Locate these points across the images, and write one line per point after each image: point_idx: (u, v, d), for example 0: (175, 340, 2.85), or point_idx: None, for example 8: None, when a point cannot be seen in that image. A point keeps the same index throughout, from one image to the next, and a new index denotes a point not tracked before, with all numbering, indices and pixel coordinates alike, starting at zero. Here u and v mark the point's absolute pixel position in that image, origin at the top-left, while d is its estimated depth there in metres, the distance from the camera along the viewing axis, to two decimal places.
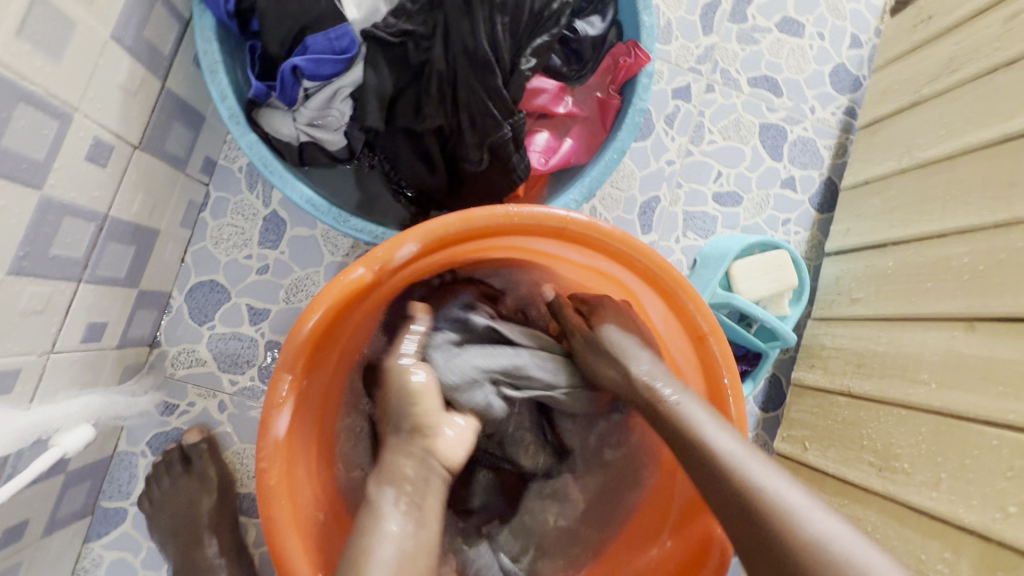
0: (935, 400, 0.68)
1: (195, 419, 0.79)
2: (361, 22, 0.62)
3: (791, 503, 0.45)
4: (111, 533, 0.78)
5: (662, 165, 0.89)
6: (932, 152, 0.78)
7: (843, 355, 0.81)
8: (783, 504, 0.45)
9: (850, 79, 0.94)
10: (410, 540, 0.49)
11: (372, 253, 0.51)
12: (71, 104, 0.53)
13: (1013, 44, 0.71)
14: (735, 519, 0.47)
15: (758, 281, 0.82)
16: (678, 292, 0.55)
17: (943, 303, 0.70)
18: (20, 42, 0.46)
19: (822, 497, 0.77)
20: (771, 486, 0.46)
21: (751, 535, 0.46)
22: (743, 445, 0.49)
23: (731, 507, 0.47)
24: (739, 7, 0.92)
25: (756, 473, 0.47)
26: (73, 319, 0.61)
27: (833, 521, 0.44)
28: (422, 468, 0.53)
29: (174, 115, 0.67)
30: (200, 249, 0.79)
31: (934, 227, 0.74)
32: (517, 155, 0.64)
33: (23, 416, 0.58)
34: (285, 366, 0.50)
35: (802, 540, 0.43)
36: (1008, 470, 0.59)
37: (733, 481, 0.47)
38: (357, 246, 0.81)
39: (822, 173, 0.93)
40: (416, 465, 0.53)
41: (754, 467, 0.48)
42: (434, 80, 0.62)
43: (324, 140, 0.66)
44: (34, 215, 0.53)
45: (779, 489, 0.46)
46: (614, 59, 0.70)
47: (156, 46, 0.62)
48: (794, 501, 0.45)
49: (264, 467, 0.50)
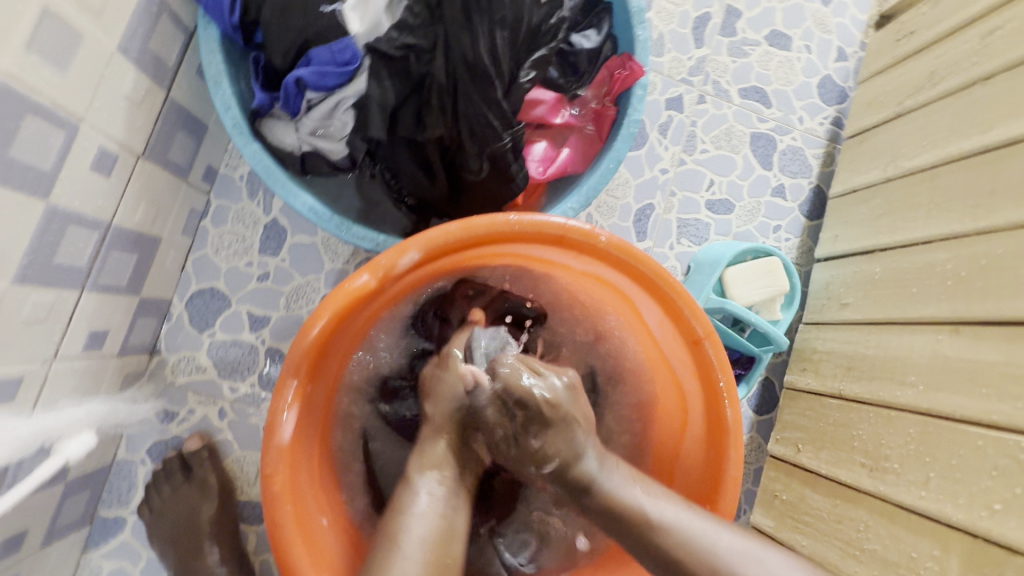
0: (922, 401, 0.70)
1: (195, 426, 0.79)
2: (363, 35, 0.64)
3: (693, 524, 0.50)
4: (109, 543, 0.77)
5: (656, 174, 0.91)
6: (916, 162, 0.80)
7: (834, 359, 0.83)
8: (693, 533, 0.50)
9: (837, 91, 0.97)
10: (440, 515, 0.56)
11: (376, 260, 0.52)
12: (77, 115, 0.54)
13: (991, 58, 0.74)
14: (652, 559, 0.50)
15: (751, 287, 0.84)
16: (674, 298, 0.56)
17: (929, 307, 0.72)
18: (29, 55, 0.47)
19: (816, 498, 0.79)
20: (680, 520, 0.50)
21: (667, 567, 0.50)
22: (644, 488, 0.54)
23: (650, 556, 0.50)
24: (729, 21, 0.95)
25: (668, 512, 0.51)
26: (75, 327, 0.62)
27: (733, 535, 0.50)
28: (461, 453, 0.63)
29: (177, 124, 0.68)
30: (201, 256, 0.79)
31: (919, 234, 0.77)
32: (516, 164, 0.66)
33: (24, 425, 0.58)
34: (290, 372, 0.51)
35: (714, 560, 0.48)
36: (992, 469, 0.61)
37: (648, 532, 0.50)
38: (357, 254, 0.81)
39: (811, 181, 0.95)
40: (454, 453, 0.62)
41: (667, 508, 0.51)
42: (436, 91, 0.64)
43: (325, 150, 0.67)
44: (39, 224, 0.53)
45: (685, 521, 0.50)
46: (610, 71, 0.72)
47: (161, 57, 0.62)
48: (698, 528, 0.50)
49: (270, 473, 0.50)
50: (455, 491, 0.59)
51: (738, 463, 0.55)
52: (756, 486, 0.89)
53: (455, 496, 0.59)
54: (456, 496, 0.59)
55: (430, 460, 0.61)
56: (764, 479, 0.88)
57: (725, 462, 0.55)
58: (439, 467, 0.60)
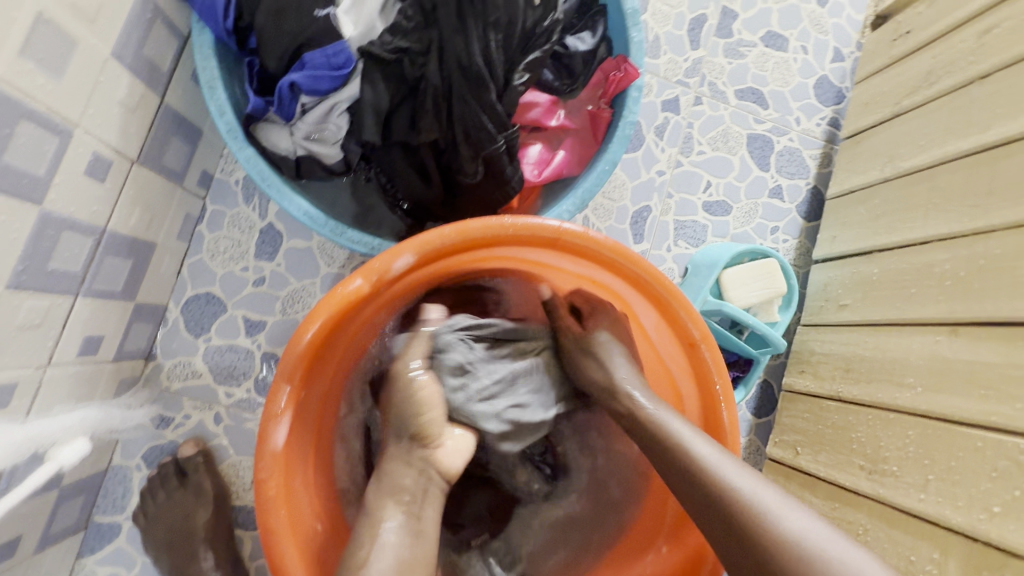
0: (920, 403, 0.70)
1: (190, 432, 0.79)
2: (357, 40, 0.63)
3: (762, 500, 0.46)
4: (104, 549, 0.77)
5: (653, 176, 0.91)
6: (912, 162, 0.80)
7: (832, 360, 0.83)
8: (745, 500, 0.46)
9: (834, 91, 0.97)
10: (400, 549, 0.49)
11: (369, 264, 0.52)
12: (71, 121, 0.53)
13: (987, 58, 0.74)
14: (704, 508, 0.48)
15: (749, 288, 0.84)
16: (669, 299, 0.56)
17: (928, 308, 0.72)
18: (22, 61, 0.47)
19: (815, 500, 0.78)
20: (745, 486, 0.47)
21: (721, 521, 0.47)
22: (721, 452, 0.50)
23: (689, 486, 0.49)
24: (725, 22, 0.95)
25: (737, 475, 0.48)
26: (70, 332, 0.62)
27: (805, 517, 0.45)
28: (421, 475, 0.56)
29: (172, 129, 0.68)
30: (196, 261, 0.79)
31: (917, 234, 0.77)
32: (511, 168, 0.65)
33: (18, 431, 0.58)
34: (284, 377, 0.51)
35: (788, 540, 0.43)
36: (992, 471, 0.61)
37: (712, 487, 0.47)
38: (353, 258, 0.81)
39: (808, 182, 0.95)
40: (415, 476, 0.56)
41: (733, 469, 0.48)
42: (429, 95, 0.63)
43: (320, 154, 0.67)
44: (33, 230, 0.53)
45: (752, 489, 0.47)
46: (605, 73, 0.72)
47: (155, 63, 0.63)
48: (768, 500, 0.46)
49: (263, 478, 0.50)
50: (416, 514, 0.53)
51: None
52: None
53: (413, 519, 0.52)
54: (416, 522, 0.52)
55: (388, 487, 0.54)
56: None
57: None
58: (399, 492, 0.54)
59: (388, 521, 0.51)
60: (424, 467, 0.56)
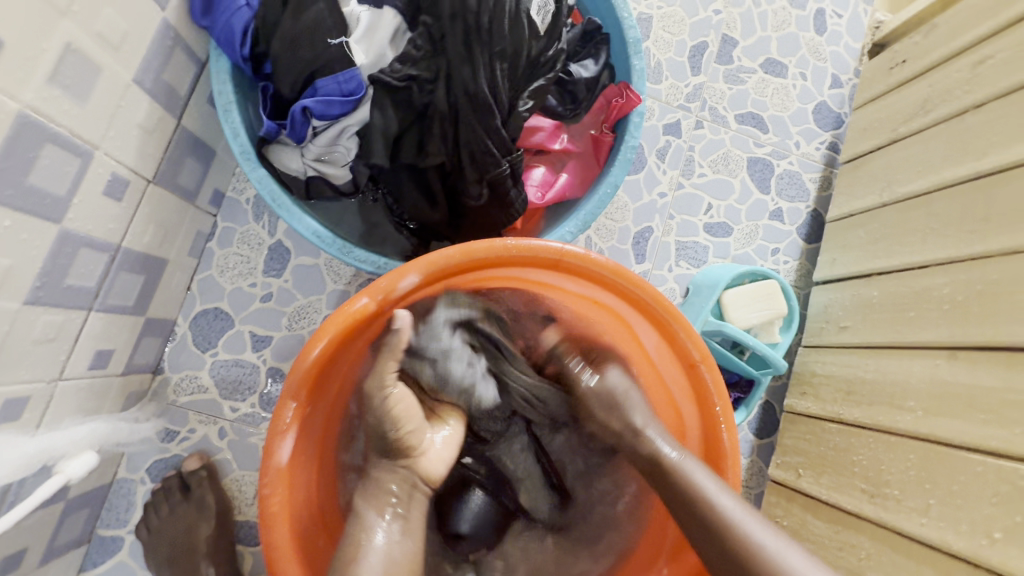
0: (921, 426, 0.70)
1: (195, 445, 0.80)
2: (368, 67, 0.66)
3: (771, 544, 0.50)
4: (106, 562, 0.77)
5: (654, 198, 0.93)
6: (910, 187, 0.82)
7: (833, 383, 0.83)
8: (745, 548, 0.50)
9: (832, 117, 0.99)
10: (390, 547, 0.53)
11: (375, 283, 0.53)
12: (93, 143, 0.56)
13: (981, 87, 0.75)
14: (706, 545, 0.52)
15: (749, 310, 0.85)
16: (669, 321, 0.57)
17: (927, 331, 0.73)
18: (50, 88, 0.49)
19: (817, 524, 0.78)
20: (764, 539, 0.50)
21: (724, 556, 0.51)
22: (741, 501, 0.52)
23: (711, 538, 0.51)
24: (725, 49, 0.97)
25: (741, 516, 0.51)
26: (82, 346, 0.63)
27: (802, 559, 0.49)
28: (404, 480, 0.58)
29: (186, 151, 0.70)
30: (206, 277, 0.81)
31: (915, 258, 0.78)
32: (515, 190, 0.67)
33: (29, 443, 0.59)
34: (290, 394, 0.52)
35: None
36: (993, 496, 0.61)
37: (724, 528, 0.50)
38: (359, 275, 0.83)
39: (808, 205, 0.96)
40: (399, 481, 0.58)
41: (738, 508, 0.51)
42: (437, 120, 0.65)
43: (330, 175, 0.69)
44: (52, 247, 0.55)
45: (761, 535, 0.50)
46: (607, 99, 0.74)
47: (174, 87, 0.65)
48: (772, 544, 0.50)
49: (267, 494, 0.50)
50: (400, 514, 0.56)
51: (737, 486, 0.55)
52: (757, 511, 0.88)
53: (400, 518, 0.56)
54: (403, 526, 0.55)
55: (374, 489, 0.56)
56: (765, 504, 0.87)
57: (723, 486, 0.56)
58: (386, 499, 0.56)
59: (377, 526, 0.54)
60: (408, 475, 0.58)
